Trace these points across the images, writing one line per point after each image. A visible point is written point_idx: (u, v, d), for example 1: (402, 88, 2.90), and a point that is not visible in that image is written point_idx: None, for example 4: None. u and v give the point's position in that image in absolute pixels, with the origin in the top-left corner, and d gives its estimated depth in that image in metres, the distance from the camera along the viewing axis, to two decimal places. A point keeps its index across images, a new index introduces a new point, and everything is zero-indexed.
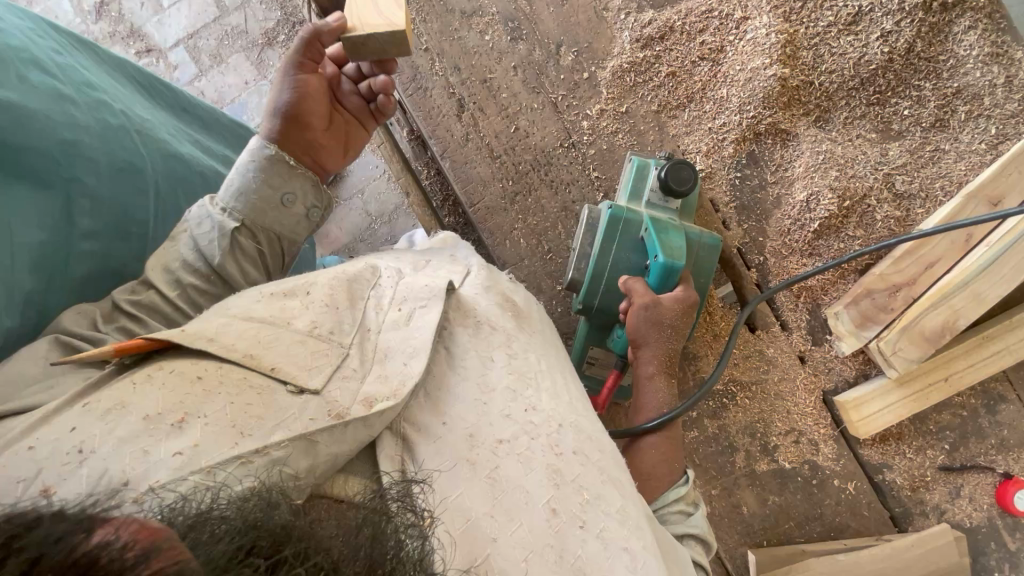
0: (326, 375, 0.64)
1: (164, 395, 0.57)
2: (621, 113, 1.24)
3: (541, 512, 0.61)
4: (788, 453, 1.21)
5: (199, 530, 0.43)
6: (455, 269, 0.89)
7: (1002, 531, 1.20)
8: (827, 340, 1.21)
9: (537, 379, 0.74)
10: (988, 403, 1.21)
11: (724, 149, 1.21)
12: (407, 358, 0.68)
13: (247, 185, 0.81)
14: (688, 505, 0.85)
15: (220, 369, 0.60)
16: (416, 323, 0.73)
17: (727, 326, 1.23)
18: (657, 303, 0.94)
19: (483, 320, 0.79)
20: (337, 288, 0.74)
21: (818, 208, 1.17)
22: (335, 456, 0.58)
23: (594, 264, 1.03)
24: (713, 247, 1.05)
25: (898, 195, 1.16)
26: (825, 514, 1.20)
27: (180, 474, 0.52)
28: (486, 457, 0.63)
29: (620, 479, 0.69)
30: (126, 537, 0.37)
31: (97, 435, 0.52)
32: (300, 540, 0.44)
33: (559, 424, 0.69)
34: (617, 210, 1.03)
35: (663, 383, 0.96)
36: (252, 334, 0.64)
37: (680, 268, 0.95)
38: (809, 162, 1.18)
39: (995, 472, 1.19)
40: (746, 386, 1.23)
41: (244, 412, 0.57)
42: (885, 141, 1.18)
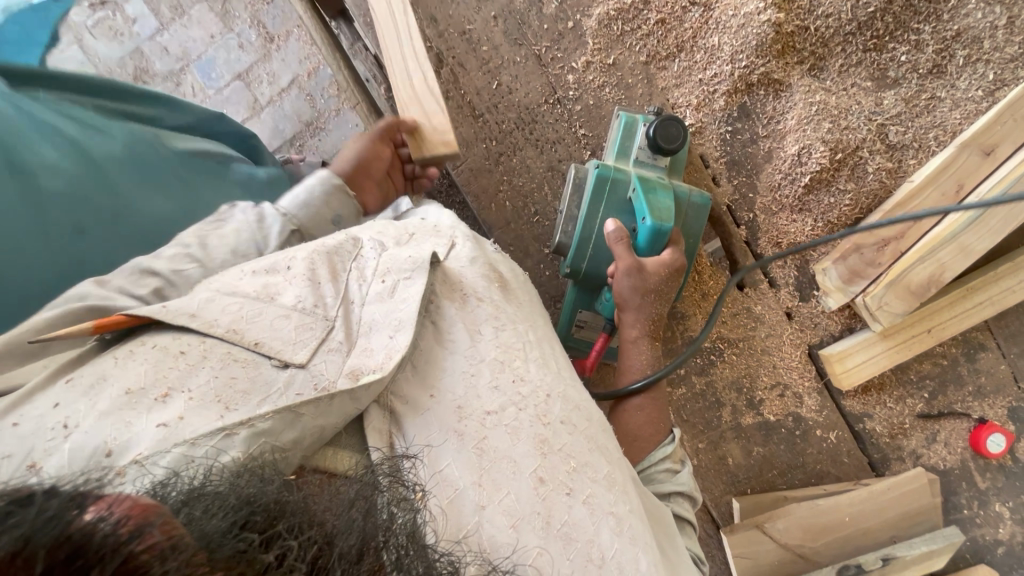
0: (311, 349, 0.63)
1: (149, 369, 0.56)
2: (608, 65, 1.18)
3: (528, 480, 0.62)
4: (773, 406, 1.23)
5: (194, 505, 0.43)
6: (440, 243, 0.84)
7: (973, 472, 1.26)
8: (814, 295, 1.21)
9: (525, 350, 0.73)
10: (969, 351, 1.24)
11: (716, 102, 1.17)
12: (393, 332, 0.66)
13: (309, 198, 0.90)
14: (676, 465, 0.87)
15: (204, 343, 0.59)
16: (400, 295, 0.70)
17: (716, 285, 1.22)
18: (641, 266, 0.93)
19: (470, 293, 0.77)
20: (315, 264, 0.71)
21: (810, 161, 1.13)
22: (322, 428, 0.58)
23: (581, 228, 1.01)
24: (702, 207, 1.03)
25: (891, 146, 1.14)
26: (807, 463, 1.25)
27: (163, 446, 0.51)
28: (474, 428, 0.63)
29: (607, 446, 0.70)
30: (119, 514, 0.37)
31: (81, 411, 0.52)
32: (292, 515, 0.45)
33: (547, 394, 0.69)
34: (604, 169, 1.00)
35: (648, 347, 0.97)
36: (234, 309, 0.63)
37: (669, 229, 0.94)
38: (802, 113, 1.14)
39: (971, 418, 1.24)
40: (733, 343, 1.23)
41: (229, 387, 0.57)
42: (880, 89, 1.14)
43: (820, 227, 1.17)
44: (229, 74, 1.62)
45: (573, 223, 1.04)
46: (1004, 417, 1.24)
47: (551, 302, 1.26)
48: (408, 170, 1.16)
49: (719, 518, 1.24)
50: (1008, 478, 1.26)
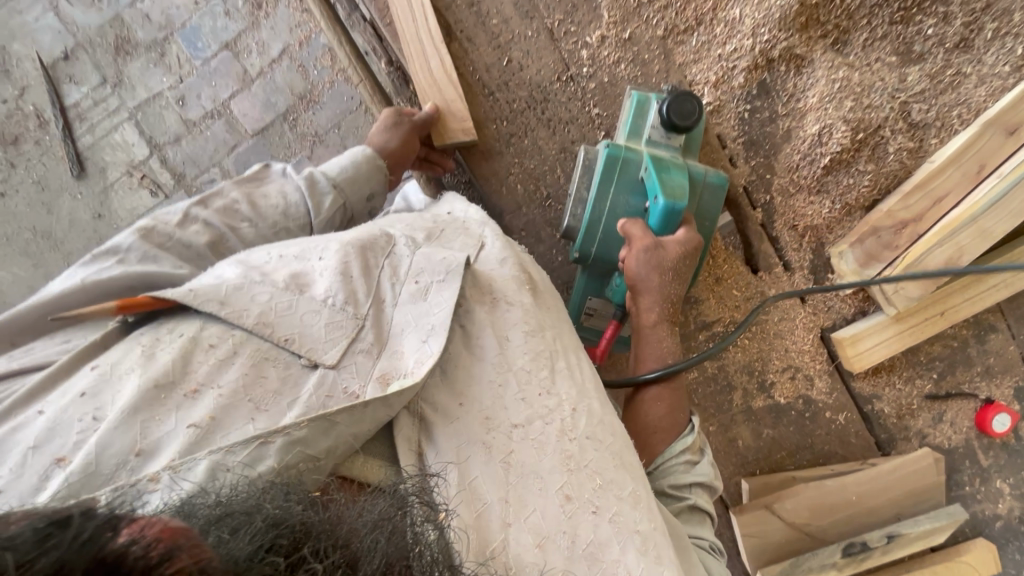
0: (341, 349, 0.60)
1: (176, 362, 0.54)
2: (624, 40, 1.12)
3: (555, 497, 0.62)
4: (785, 388, 1.24)
5: (220, 525, 0.41)
6: (469, 243, 0.82)
7: (977, 450, 1.28)
8: (828, 279, 1.20)
9: (553, 359, 0.71)
10: (979, 333, 1.24)
11: (734, 79, 1.12)
12: (425, 337, 0.63)
13: (352, 168, 0.94)
14: (695, 455, 0.87)
15: (232, 336, 0.57)
16: (434, 299, 0.67)
17: (731, 271, 1.21)
18: (659, 247, 0.91)
19: (499, 296, 0.74)
20: (349, 258, 0.66)
21: (831, 141, 1.10)
22: (353, 436, 0.56)
23: (590, 210, 0.98)
24: (718, 186, 0.99)
25: (913, 125, 1.11)
26: (815, 444, 1.26)
27: (194, 449, 0.50)
28: (502, 441, 0.63)
29: (633, 461, 0.68)
30: (150, 536, 0.35)
31: (111, 403, 0.51)
32: (319, 538, 0.43)
33: (573, 407, 0.68)
34: (614, 149, 0.96)
35: (668, 332, 0.95)
36: (264, 299, 0.60)
37: (681, 209, 0.91)
38: (824, 91, 1.10)
39: (978, 398, 1.25)
40: (747, 327, 1.22)
41: (258, 385, 0.55)
42: (905, 65, 1.09)
43: (837, 210, 1.15)
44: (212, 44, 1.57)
45: (583, 206, 1.01)
46: (1010, 396, 1.25)
47: (563, 288, 1.23)
48: (423, 151, 1.15)
49: (727, 497, 1.25)
50: (1010, 456, 1.29)
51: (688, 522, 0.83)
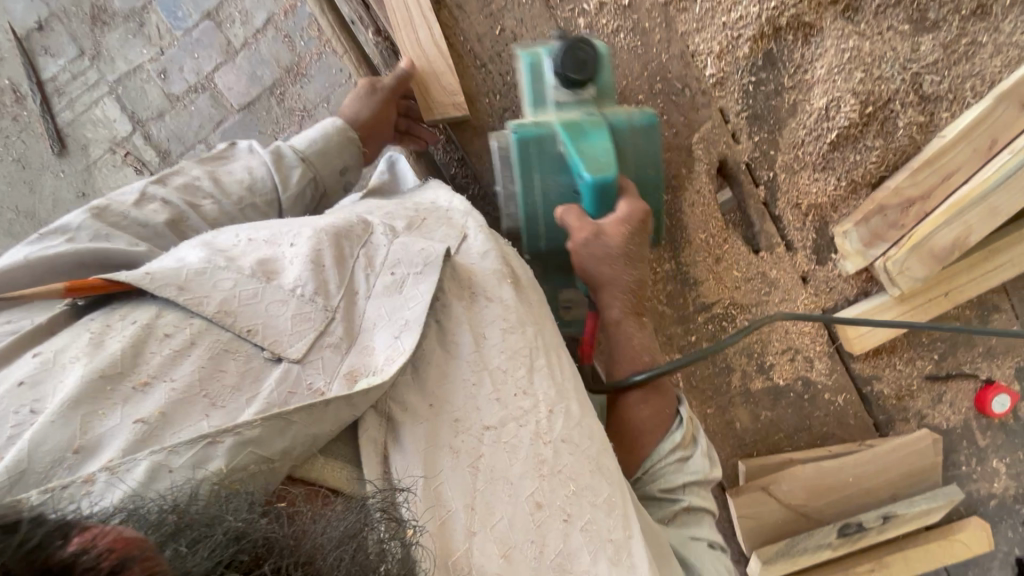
0: (308, 342, 0.60)
1: (125, 352, 0.53)
2: (624, 6, 1.05)
3: (525, 504, 0.61)
4: (784, 370, 1.22)
5: (179, 538, 0.41)
6: (451, 233, 0.84)
7: (975, 431, 1.27)
8: (831, 259, 1.16)
9: (532, 356, 0.71)
10: (983, 313, 1.21)
11: (739, 49, 1.06)
12: (397, 332, 0.63)
13: (319, 141, 0.97)
14: (687, 450, 0.86)
15: (190, 326, 0.57)
16: (409, 292, 0.67)
17: (730, 251, 1.15)
18: (599, 234, 0.87)
19: (479, 291, 0.75)
20: (321, 245, 0.67)
21: (839, 115, 1.06)
22: (315, 436, 0.55)
23: (523, 205, 0.93)
24: (648, 126, 0.92)
25: (924, 97, 1.06)
26: (813, 425, 1.24)
27: (137, 447, 0.49)
28: (471, 444, 0.63)
29: (608, 466, 0.67)
30: (102, 545, 0.36)
31: (51, 393, 0.50)
32: (281, 554, 0.42)
33: (550, 409, 0.68)
34: (523, 131, 0.87)
35: (635, 326, 0.91)
36: (227, 286, 0.61)
37: (611, 175, 0.84)
38: (832, 62, 1.04)
39: (978, 378, 1.24)
40: (744, 308, 1.17)
41: (215, 380, 0.55)
42: (918, 33, 1.04)
43: (843, 187, 1.11)
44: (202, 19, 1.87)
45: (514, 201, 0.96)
46: (1010, 377, 1.24)
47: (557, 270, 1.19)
48: (404, 123, 1.14)
49: (724, 480, 1.23)
50: (1008, 436, 1.28)
51: (685, 521, 0.83)
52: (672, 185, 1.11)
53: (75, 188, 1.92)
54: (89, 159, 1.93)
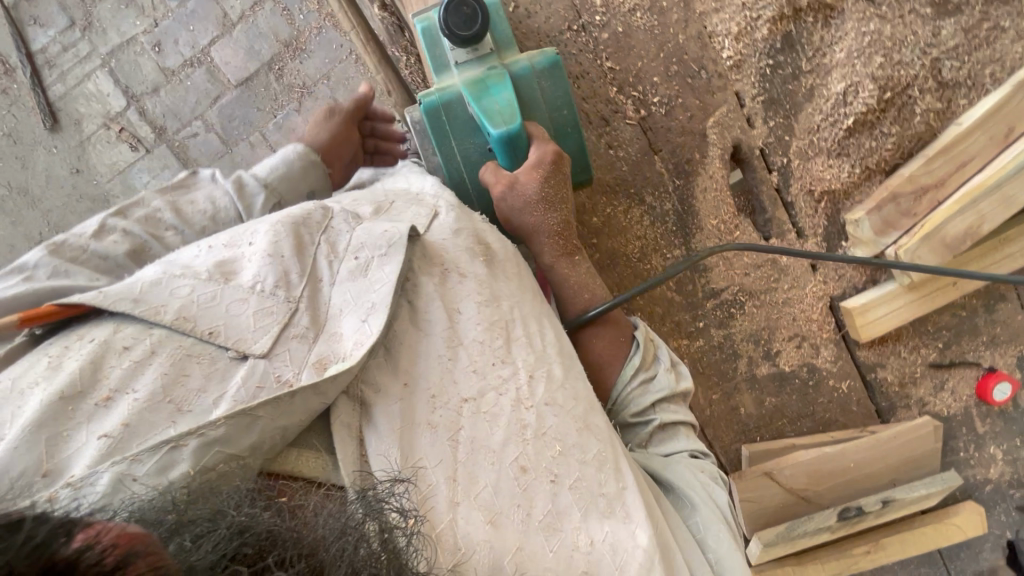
0: (272, 336, 0.64)
1: (85, 371, 0.58)
2: None
3: (511, 469, 0.67)
4: (790, 357, 1.22)
5: (180, 534, 0.47)
6: (421, 212, 0.88)
7: (975, 418, 1.29)
8: (840, 247, 1.15)
9: (508, 327, 0.77)
10: (989, 302, 1.23)
11: (757, 31, 1.03)
12: (365, 315, 0.68)
13: (283, 167, 0.99)
14: (650, 371, 0.90)
15: (150, 336, 0.62)
16: (375, 274, 0.72)
17: (744, 237, 1.12)
18: (514, 184, 0.90)
19: (450, 268, 0.80)
20: (279, 237, 0.71)
21: (856, 100, 1.04)
22: (284, 427, 0.60)
23: (447, 173, 0.98)
24: (551, 66, 0.93)
25: (942, 84, 1.05)
26: (816, 412, 1.25)
27: (100, 460, 0.54)
28: (449, 417, 0.68)
29: (596, 424, 0.74)
30: (107, 542, 0.41)
31: (11, 420, 0.55)
32: (285, 546, 0.47)
33: (530, 375, 0.73)
34: (428, 100, 0.93)
35: (569, 265, 0.95)
36: (185, 292, 0.65)
37: (513, 124, 0.88)
38: (852, 46, 1.02)
39: (981, 366, 1.25)
40: (755, 295, 1.18)
41: (180, 385, 0.59)
42: (940, 17, 1.03)
43: (857, 173, 1.09)
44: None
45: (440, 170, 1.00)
46: (1013, 365, 1.26)
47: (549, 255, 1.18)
48: (371, 144, 1.25)
49: (727, 464, 1.24)
50: (1006, 423, 1.30)
51: (663, 438, 0.87)
52: (686, 169, 1.09)
53: (68, 163, 2.05)
54: (82, 134, 2.05)
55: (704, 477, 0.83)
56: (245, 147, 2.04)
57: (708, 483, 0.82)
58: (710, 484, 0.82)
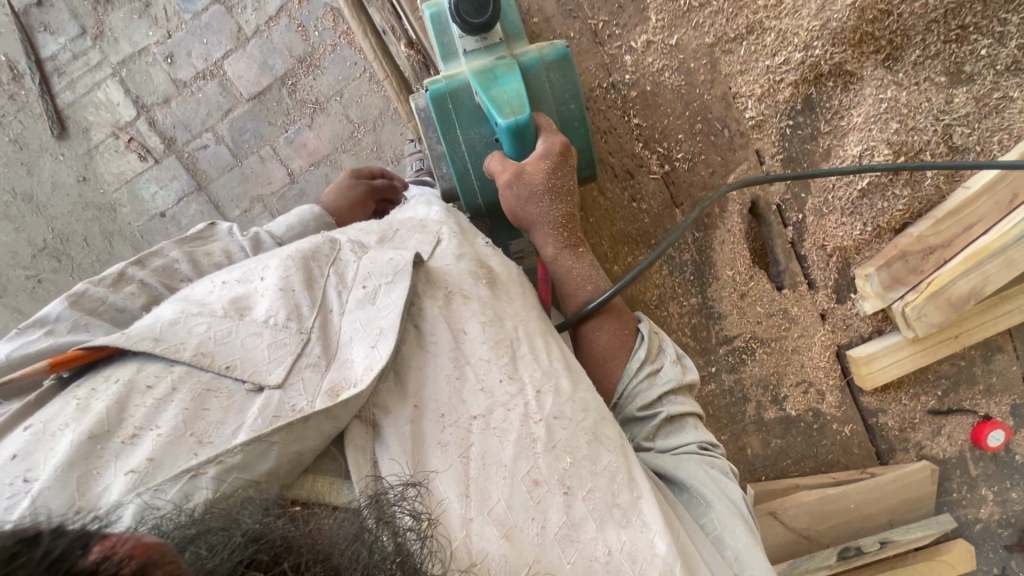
0: (286, 366, 0.68)
1: (111, 411, 0.60)
2: (670, 46, 1.04)
3: (523, 483, 0.68)
4: (796, 401, 1.26)
5: (198, 543, 0.49)
6: (425, 241, 0.92)
7: (968, 461, 1.35)
8: (849, 298, 1.20)
9: (514, 346, 0.79)
10: (986, 353, 1.28)
11: (780, 92, 1.07)
12: (375, 342, 0.72)
13: (299, 226, 1.08)
14: (656, 363, 0.88)
15: (172, 372, 0.64)
16: (382, 301, 0.76)
17: (756, 287, 1.18)
18: (520, 173, 0.91)
19: (454, 291, 0.83)
20: (290, 271, 0.76)
21: (871, 164, 1.07)
22: (299, 452, 0.62)
23: (454, 163, 0.99)
24: (559, 57, 0.94)
25: (954, 148, 1.09)
26: (819, 453, 1.30)
27: (128, 494, 0.56)
28: (461, 433, 0.70)
29: (607, 435, 0.74)
30: (122, 553, 0.39)
31: (42, 461, 0.57)
32: (299, 551, 0.50)
33: (536, 390, 0.75)
34: (436, 88, 0.95)
35: (572, 256, 0.95)
36: (202, 330, 0.68)
37: (522, 115, 0.89)
38: (870, 111, 1.06)
39: (976, 414, 1.30)
40: (765, 343, 1.21)
41: (200, 419, 0.62)
42: (953, 85, 1.07)
43: (868, 232, 1.13)
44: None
45: (445, 162, 1.01)
46: (1006, 413, 1.31)
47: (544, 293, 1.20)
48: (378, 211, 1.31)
49: None
50: (998, 466, 1.36)
51: (672, 431, 0.85)
52: (705, 223, 1.14)
53: (75, 171, 2.03)
54: (90, 143, 2.03)
55: (714, 473, 0.80)
56: (255, 161, 2.05)
57: (719, 477, 0.80)
58: (722, 481, 0.80)
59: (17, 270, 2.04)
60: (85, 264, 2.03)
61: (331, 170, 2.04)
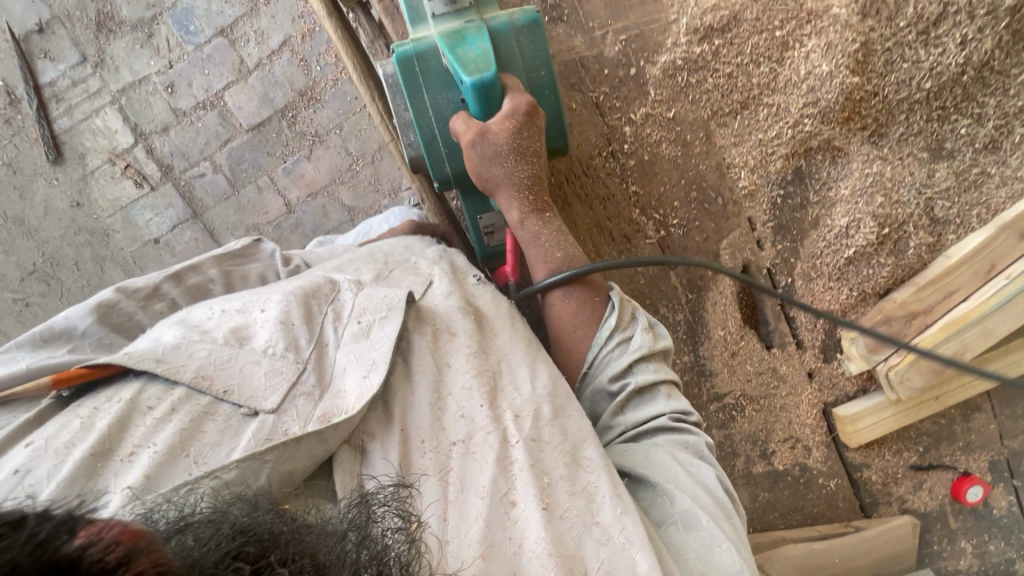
0: (282, 393, 0.69)
1: (111, 430, 0.63)
2: (667, 119, 1.08)
3: (502, 503, 0.69)
4: (784, 456, 1.29)
5: (185, 533, 0.49)
6: (416, 282, 0.94)
7: (948, 514, 1.38)
8: (836, 358, 1.24)
9: (496, 377, 0.80)
10: (965, 412, 1.33)
11: (772, 164, 1.11)
12: (366, 371, 0.73)
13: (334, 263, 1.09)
14: (627, 332, 0.91)
15: (172, 394, 0.67)
16: (375, 335, 0.77)
17: (746, 347, 1.21)
18: (485, 133, 0.89)
19: (441, 328, 0.84)
20: (290, 305, 0.77)
21: (858, 235, 1.13)
22: (289, 472, 0.65)
23: (418, 126, 0.95)
24: (530, 23, 0.93)
25: (934, 220, 1.15)
26: (805, 506, 1.33)
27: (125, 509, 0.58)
28: (442, 458, 0.71)
29: (588, 457, 0.75)
30: (110, 538, 0.41)
31: (43, 478, 0.59)
32: (286, 546, 0.51)
33: (515, 414, 0.76)
34: (403, 49, 0.91)
35: (540, 220, 0.96)
36: (203, 355, 0.70)
37: (489, 74, 0.87)
38: (857, 184, 1.11)
39: (955, 470, 1.34)
40: (754, 400, 1.24)
41: (196, 439, 0.64)
42: (936, 161, 1.12)
43: (854, 296, 1.18)
44: (203, 26, 2.02)
45: (412, 130, 0.97)
46: (984, 469, 1.35)
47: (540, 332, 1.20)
48: None
49: None
50: (976, 520, 1.39)
51: (641, 401, 0.87)
52: (698, 285, 1.17)
53: (69, 196, 2.02)
54: (86, 168, 2.03)
55: (685, 456, 0.81)
56: (252, 191, 2.06)
57: (689, 460, 0.80)
58: (691, 463, 0.80)
59: (4, 293, 2.01)
60: (75, 288, 2.01)
61: (328, 201, 2.05)
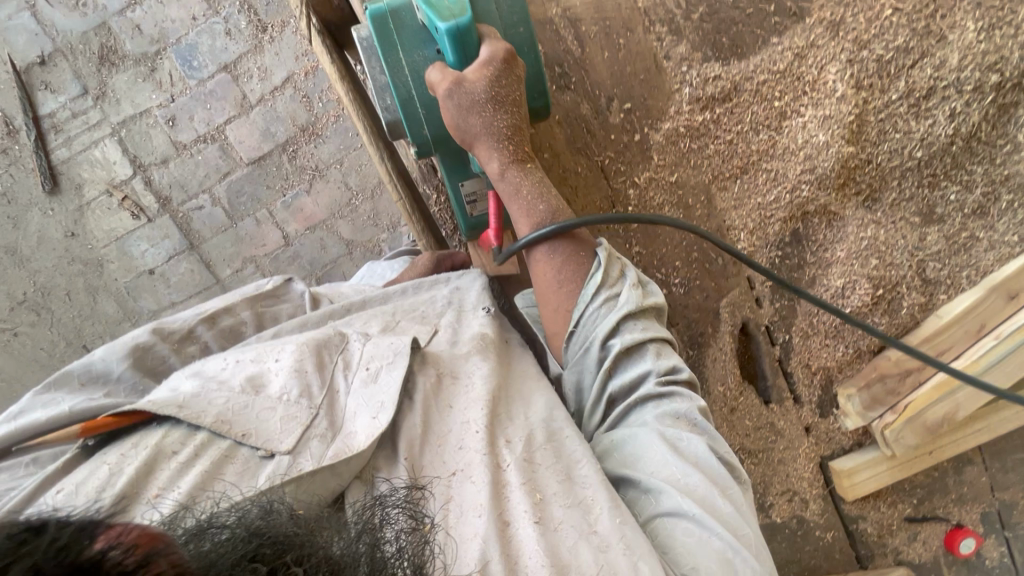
0: (297, 435, 0.68)
1: (138, 475, 0.63)
2: (671, 182, 1.10)
3: (495, 523, 0.65)
4: (782, 509, 1.29)
5: (202, 537, 0.49)
6: (422, 331, 0.92)
7: (943, 565, 1.38)
8: (832, 413, 1.26)
9: (504, 407, 0.78)
10: (958, 464, 1.36)
11: (771, 227, 1.14)
12: (375, 413, 0.71)
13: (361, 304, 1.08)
14: (614, 288, 0.84)
15: (194, 439, 0.66)
16: (382, 380, 0.75)
17: (744, 400, 1.23)
18: (462, 82, 0.82)
19: (444, 374, 0.81)
20: (302, 354, 0.75)
21: (853, 295, 1.16)
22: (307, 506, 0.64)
23: (392, 85, 0.88)
24: None
25: (926, 281, 1.18)
26: (803, 558, 1.32)
27: None
28: (441, 490, 0.68)
29: (584, 476, 0.71)
30: (129, 541, 0.43)
31: None
32: (301, 547, 0.49)
33: (506, 441, 0.73)
34: (376, 6, 0.85)
35: (520, 171, 0.89)
36: (221, 401, 0.69)
37: (465, 17, 0.81)
38: (853, 248, 1.15)
39: (949, 521, 1.36)
40: (754, 454, 1.25)
41: (218, 479, 0.64)
42: (927, 225, 1.15)
43: (849, 354, 1.21)
44: (207, 63, 2.03)
45: (387, 94, 0.91)
46: (976, 521, 1.37)
47: None
48: None
49: None
50: (970, 570, 1.40)
51: (628, 363, 0.81)
52: (699, 341, 1.16)
53: (64, 227, 2.00)
54: (83, 199, 2.01)
55: (673, 430, 0.74)
56: (251, 224, 2.05)
57: (679, 435, 0.74)
58: (681, 437, 0.74)
59: None
60: (65, 318, 1.98)
61: (326, 236, 2.05)
